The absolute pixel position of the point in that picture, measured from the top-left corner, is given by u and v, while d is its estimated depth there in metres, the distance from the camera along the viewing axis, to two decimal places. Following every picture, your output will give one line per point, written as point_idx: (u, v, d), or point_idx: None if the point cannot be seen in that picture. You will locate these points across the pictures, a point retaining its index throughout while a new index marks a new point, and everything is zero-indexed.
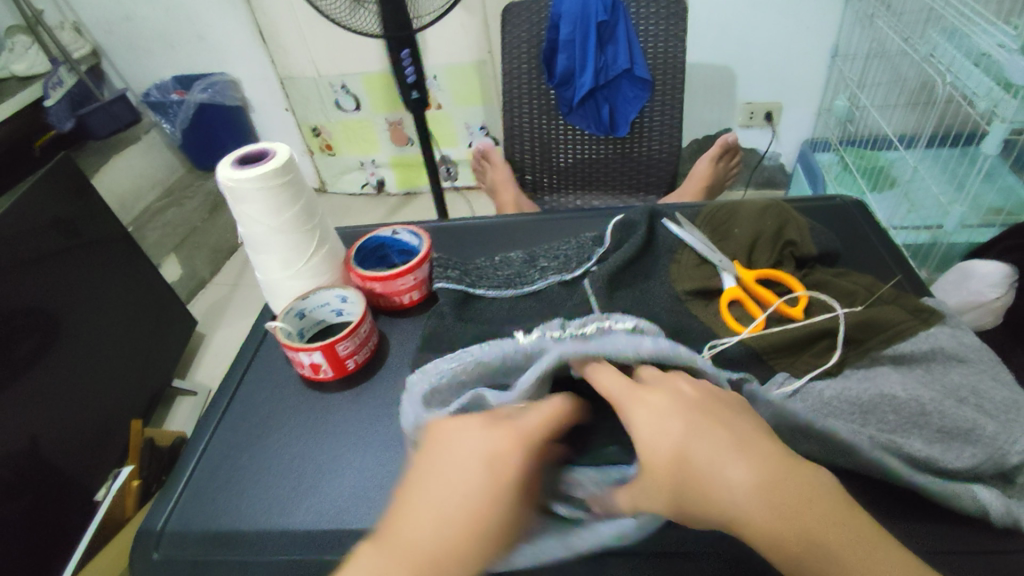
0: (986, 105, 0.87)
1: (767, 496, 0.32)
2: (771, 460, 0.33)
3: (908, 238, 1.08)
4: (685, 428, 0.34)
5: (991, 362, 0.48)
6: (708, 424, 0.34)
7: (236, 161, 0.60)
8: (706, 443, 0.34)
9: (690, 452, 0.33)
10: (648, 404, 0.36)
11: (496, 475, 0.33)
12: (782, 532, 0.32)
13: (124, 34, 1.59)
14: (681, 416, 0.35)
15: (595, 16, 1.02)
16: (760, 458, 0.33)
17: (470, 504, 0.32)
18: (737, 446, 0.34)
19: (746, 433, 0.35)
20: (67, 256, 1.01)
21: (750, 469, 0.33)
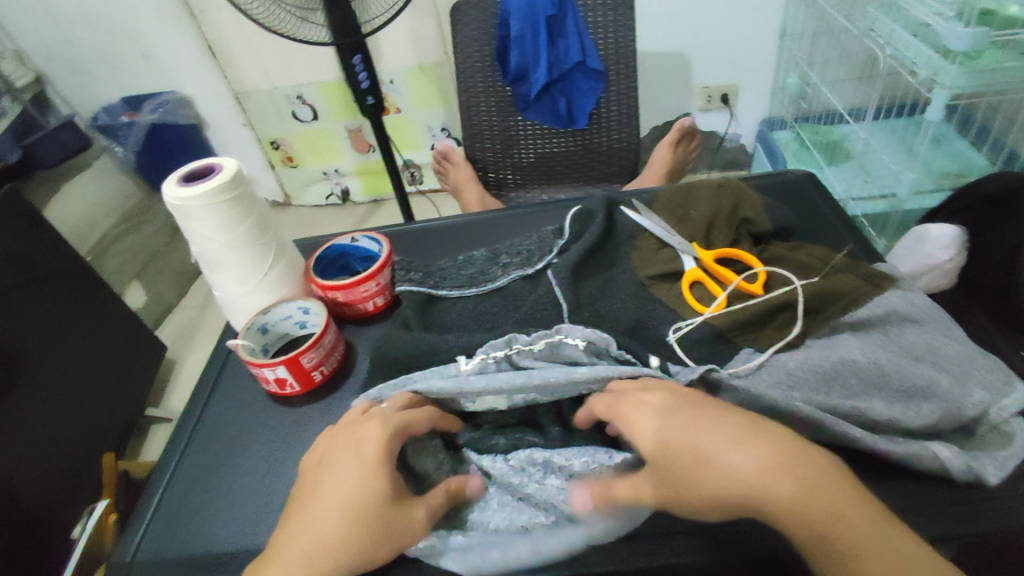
0: (928, 73, 0.90)
1: (779, 470, 0.35)
2: (772, 439, 0.36)
3: (865, 209, 1.12)
4: (684, 419, 0.38)
5: (943, 320, 0.49)
6: (707, 413, 0.38)
7: (182, 180, 0.58)
8: (710, 429, 0.37)
9: (692, 438, 0.37)
10: (647, 405, 0.40)
11: (361, 458, 0.41)
12: (802, 504, 0.34)
13: (67, 58, 1.54)
14: (681, 410, 0.39)
15: (543, 11, 1.02)
16: (763, 438, 0.36)
17: (341, 484, 0.40)
18: (741, 428, 0.37)
19: (746, 418, 0.38)
20: (25, 290, 0.98)
21: (757, 448, 0.36)
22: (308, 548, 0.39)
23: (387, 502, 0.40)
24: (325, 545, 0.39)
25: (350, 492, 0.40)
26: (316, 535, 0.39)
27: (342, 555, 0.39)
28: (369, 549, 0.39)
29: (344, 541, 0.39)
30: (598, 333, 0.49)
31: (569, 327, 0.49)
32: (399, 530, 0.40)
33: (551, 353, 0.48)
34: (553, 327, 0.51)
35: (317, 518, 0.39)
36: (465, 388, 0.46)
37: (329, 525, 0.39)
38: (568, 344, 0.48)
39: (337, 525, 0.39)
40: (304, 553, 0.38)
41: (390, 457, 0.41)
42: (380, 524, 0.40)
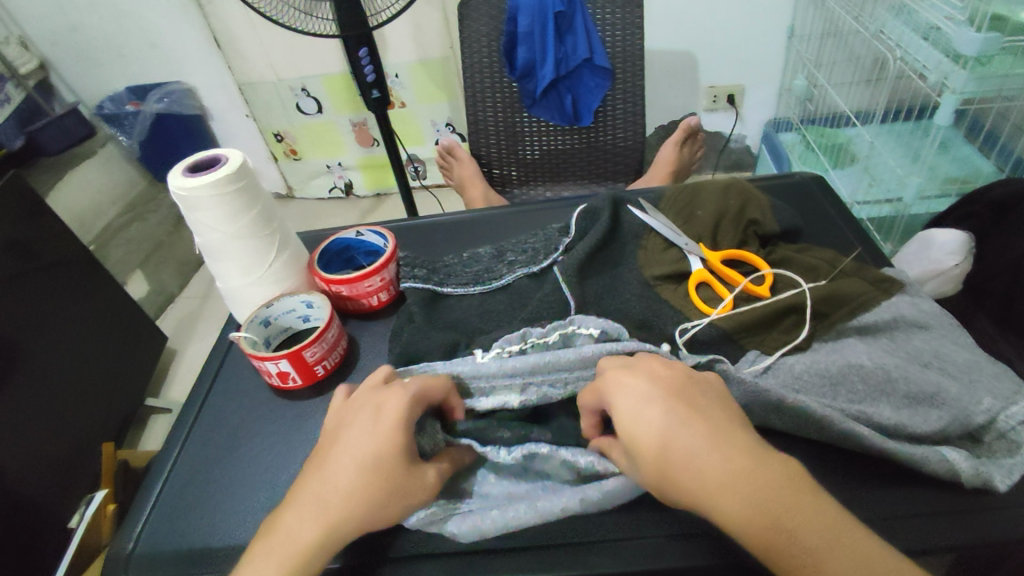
0: (937, 77, 0.90)
1: (732, 479, 0.35)
2: (734, 449, 0.36)
3: (871, 213, 1.12)
4: (657, 413, 0.38)
5: (951, 327, 0.49)
6: (681, 412, 0.38)
7: (187, 170, 0.58)
8: (673, 431, 0.37)
9: (656, 437, 0.37)
10: (628, 390, 0.40)
11: (379, 423, 0.41)
12: (748, 518, 0.34)
13: (72, 45, 1.54)
14: (655, 402, 0.39)
15: (552, 8, 1.01)
16: (727, 447, 0.36)
17: (360, 442, 0.41)
18: (706, 435, 0.37)
19: (720, 423, 0.38)
20: (26, 279, 0.98)
21: (715, 457, 0.36)
22: (325, 506, 0.40)
23: (403, 465, 0.41)
24: (343, 505, 0.39)
25: (366, 455, 0.40)
26: (332, 490, 0.40)
27: (359, 514, 0.39)
28: (385, 510, 0.40)
29: (361, 501, 0.40)
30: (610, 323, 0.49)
31: (583, 319, 0.49)
32: (413, 492, 0.41)
33: (564, 345, 0.49)
34: (567, 317, 0.52)
35: (334, 476, 0.40)
36: (481, 370, 0.47)
37: (345, 483, 0.40)
38: (581, 333, 0.49)
39: (354, 487, 0.40)
40: (322, 511, 0.40)
41: (409, 422, 0.42)
42: (395, 486, 0.40)
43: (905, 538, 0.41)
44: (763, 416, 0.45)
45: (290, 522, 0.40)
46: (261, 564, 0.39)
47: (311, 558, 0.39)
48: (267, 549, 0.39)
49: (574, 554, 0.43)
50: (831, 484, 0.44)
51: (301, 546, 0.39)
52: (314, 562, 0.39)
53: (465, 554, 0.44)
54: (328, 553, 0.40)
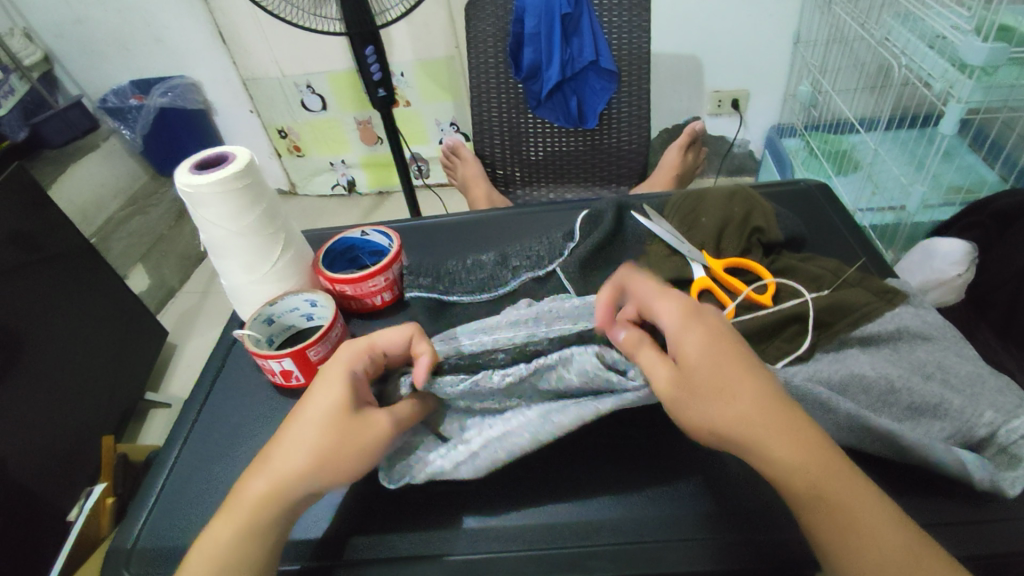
0: (943, 86, 0.90)
1: (774, 407, 0.37)
2: (771, 381, 0.38)
3: (874, 220, 1.10)
4: (704, 339, 0.40)
5: (954, 338, 0.49)
6: (724, 341, 0.40)
7: (193, 167, 0.58)
8: (720, 357, 0.39)
9: (703, 362, 0.39)
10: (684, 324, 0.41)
11: (328, 378, 0.44)
12: (786, 447, 0.36)
13: (77, 38, 1.53)
14: (715, 343, 0.40)
15: (559, 9, 1.02)
16: (765, 379, 0.38)
17: (306, 402, 0.43)
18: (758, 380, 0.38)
19: (755, 356, 0.40)
20: (28, 272, 0.98)
21: (766, 396, 0.37)
22: (278, 461, 0.41)
23: (351, 413, 0.43)
24: (293, 458, 0.41)
25: (311, 412, 0.42)
26: (282, 445, 0.42)
27: (310, 466, 0.41)
28: (338, 456, 0.41)
29: (312, 451, 0.41)
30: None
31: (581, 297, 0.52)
32: (365, 437, 0.42)
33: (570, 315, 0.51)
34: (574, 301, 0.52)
35: (284, 435, 0.42)
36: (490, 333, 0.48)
37: (293, 438, 0.42)
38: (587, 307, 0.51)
39: (303, 440, 0.41)
40: (275, 467, 0.41)
41: (355, 376, 0.45)
42: (344, 431, 0.42)
43: None
44: None
45: (244, 484, 0.41)
46: (217, 529, 0.40)
47: (263, 509, 0.40)
48: (222, 516, 0.40)
49: (575, 559, 0.43)
50: None
51: (255, 506, 0.40)
52: (271, 518, 0.40)
53: (465, 554, 0.44)
54: (281, 509, 0.40)
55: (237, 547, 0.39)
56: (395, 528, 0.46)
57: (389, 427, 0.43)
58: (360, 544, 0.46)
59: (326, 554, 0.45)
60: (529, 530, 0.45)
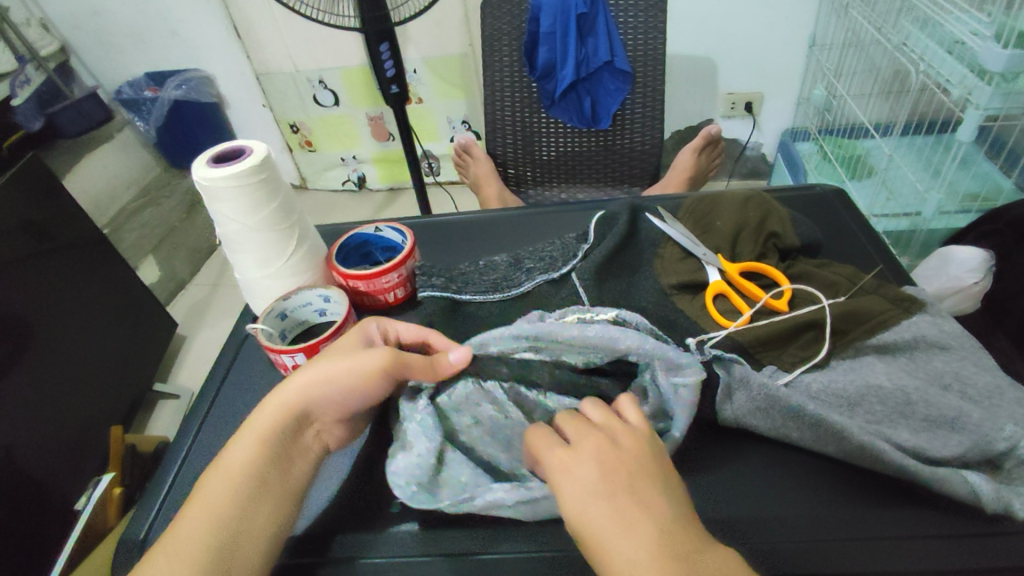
0: (961, 92, 0.89)
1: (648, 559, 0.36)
2: (655, 541, 0.37)
3: (888, 226, 1.11)
4: (574, 495, 0.39)
5: (973, 348, 0.48)
6: (599, 490, 0.39)
7: (210, 160, 0.58)
8: (590, 516, 0.38)
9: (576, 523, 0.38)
10: (572, 474, 0.39)
11: (346, 337, 0.51)
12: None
13: (93, 29, 1.54)
14: (598, 489, 0.39)
15: (575, 9, 1.01)
16: (644, 529, 0.37)
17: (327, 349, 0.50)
18: (637, 522, 0.38)
19: (641, 497, 0.38)
20: (40, 261, 0.98)
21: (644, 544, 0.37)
22: (288, 385, 0.47)
23: (351, 353, 0.47)
24: (301, 381, 0.47)
25: (327, 353, 0.48)
26: (298, 378, 0.47)
27: (316, 385, 0.47)
28: (339, 379, 0.47)
29: (316, 377, 0.47)
30: (629, 313, 0.51)
31: (601, 307, 0.51)
32: (360, 365, 0.46)
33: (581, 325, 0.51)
34: (590, 308, 0.53)
35: (302, 371, 0.48)
36: (489, 340, 0.48)
37: (310, 372, 0.47)
38: (599, 317, 0.50)
39: (311, 368, 0.47)
40: (284, 389, 0.47)
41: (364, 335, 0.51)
42: (343, 362, 0.47)
43: (912, 560, 0.41)
44: (779, 422, 0.46)
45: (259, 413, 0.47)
46: (234, 451, 0.45)
47: (278, 430, 0.46)
48: (241, 432, 0.46)
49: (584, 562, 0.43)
50: (850, 501, 0.45)
51: (266, 419, 0.46)
52: (281, 429, 0.46)
53: (473, 554, 0.44)
54: (290, 423, 0.47)
55: (249, 464, 0.45)
56: (402, 525, 0.46)
57: (383, 358, 0.46)
58: (372, 544, 0.46)
59: (317, 551, 0.46)
60: (538, 529, 0.45)
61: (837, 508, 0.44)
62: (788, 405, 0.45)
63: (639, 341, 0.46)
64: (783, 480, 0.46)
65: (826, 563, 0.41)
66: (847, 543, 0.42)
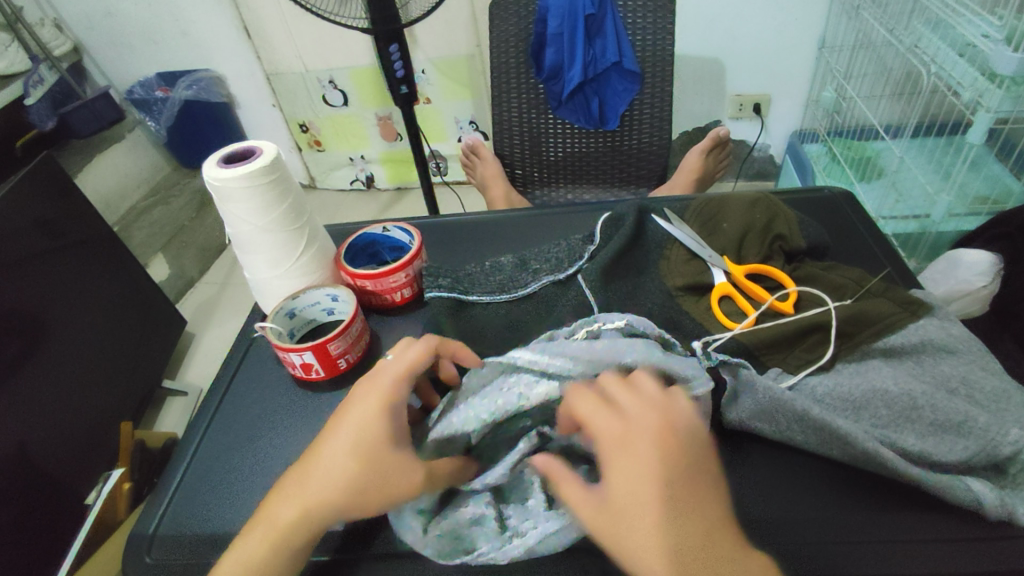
0: (972, 95, 0.89)
1: (672, 555, 0.35)
2: (702, 530, 0.36)
3: (896, 228, 1.10)
4: (628, 473, 0.37)
5: (980, 353, 0.48)
6: (658, 470, 0.36)
7: (221, 161, 0.59)
8: (633, 501, 0.36)
9: (626, 503, 0.36)
10: (628, 451, 0.37)
11: (367, 404, 0.43)
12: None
13: (106, 30, 1.56)
14: (656, 471, 0.36)
15: (582, 10, 1.01)
16: (694, 518, 0.36)
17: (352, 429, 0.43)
18: (685, 510, 0.36)
19: (693, 486, 0.37)
20: (53, 259, 1.00)
21: (689, 532, 0.36)
22: (306, 476, 0.42)
23: (385, 447, 0.42)
24: (324, 485, 0.42)
25: (355, 439, 0.42)
26: (319, 478, 0.42)
27: (340, 490, 0.41)
28: (371, 493, 0.41)
29: (339, 479, 0.41)
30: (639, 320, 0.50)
31: (607, 316, 0.50)
32: (392, 482, 0.41)
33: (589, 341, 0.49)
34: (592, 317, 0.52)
35: (327, 467, 0.42)
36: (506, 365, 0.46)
37: (335, 473, 0.42)
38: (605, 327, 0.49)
39: (336, 463, 0.42)
40: (300, 482, 0.42)
41: (397, 403, 0.44)
42: (378, 468, 0.41)
43: (918, 566, 0.41)
44: (783, 424, 0.46)
45: (277, 505, 0.42)
46: (248, 541, 0.42)
47: (293, 535, 0.41)
48: (255, 522, 0.43)
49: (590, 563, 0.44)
50: (859, 505, 0.44)
51: (284, 520, 0.41)
52: (294, 535, 0.41)
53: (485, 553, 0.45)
54: (307, 530, 0.42)
55: (259, 559, 0.41)
56: None
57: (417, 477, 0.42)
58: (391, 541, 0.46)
59: (353, 546, 0.47)
60: None
61: (845, 512, 0.44)
62: (792, 408, 0.45)
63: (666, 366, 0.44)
64: (789, 485, 0.46)
65: (833, 568, 0.41)
66: (854, 547, 0.42)
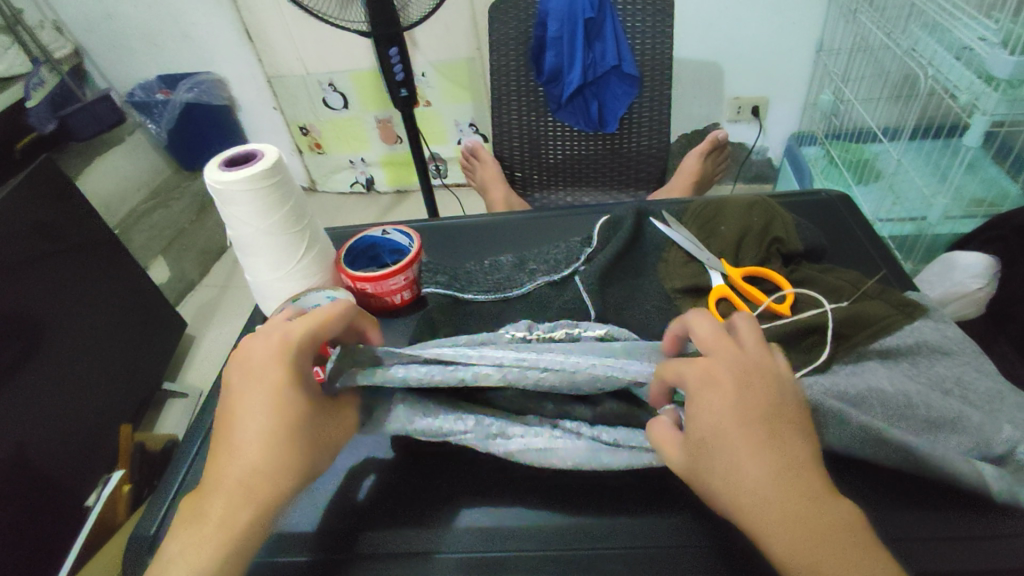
0: (969, 98, 0.89)
1: (750, 490, 0.35)
2: (783, 472, 0.35)
3: (892, 230, 1.10)
4: (709, 414, 0.36)
5: (974, 354, 0.49)
6: (736, 411, 0.36)
7: (224, 164, 0.59)
8: (729, 441, 0.36)
9: (703, 440, 0.36)
10: (712, 396, 0.37)
11: (276, 370, 0.41)
12: (790, 540, 0.34)
13: (107, 33, 1.57)
14: (738, 414, 0.36)
15: (582, 14, 1.01)
16: (772, 457, 0.36)
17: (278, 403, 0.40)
18: (763, 449, 0.36)
19: (773, 431, 0.36)
20: (54, 261, 1.00)
21: (762, 470, 0.35)
22: (238, 470, 0.39)
23: (312, 414, 0.41)
24: (260, 467, 0.38)
25: (274, 408, 0.40)
26: (254, 460, 0.39)
27: (283, 477, 0.39)
28: (316, 460, 0.41)
29: (274, 464, 0.39)
30: (616, 329, 0.52)
31: (589, 324, 0.52)
32: (329, 436, 0.42)
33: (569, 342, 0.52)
34: (575, 322, 0.54)
35: (254, 447, 0.39)
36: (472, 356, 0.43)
37: (268, 449, 0.39)
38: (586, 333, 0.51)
39: (265, 440, 0.39)
40: (233, 481, 0.38)
41: (307, 362, 0.42)
42: (312, 429, 0.41)
43: (917, 562, 0.41)
44: None
45: (210, 507, 0.38)
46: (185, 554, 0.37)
47: (238, 533, 0.38)
48: (188, 534, 0.38)
49: (587, 561, 0.41)
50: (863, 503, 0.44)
51: (231, 519, 0.38)
52: (246, 538, 0.38)
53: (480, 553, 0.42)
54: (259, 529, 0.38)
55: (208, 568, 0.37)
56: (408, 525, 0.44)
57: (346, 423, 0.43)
58: (379, 541, 0.43)
59: (341, 546, 0.44)
60: (545, 531, 0.43)
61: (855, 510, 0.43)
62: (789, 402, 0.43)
63: (615, 367, 0.42)
64: None
65: None
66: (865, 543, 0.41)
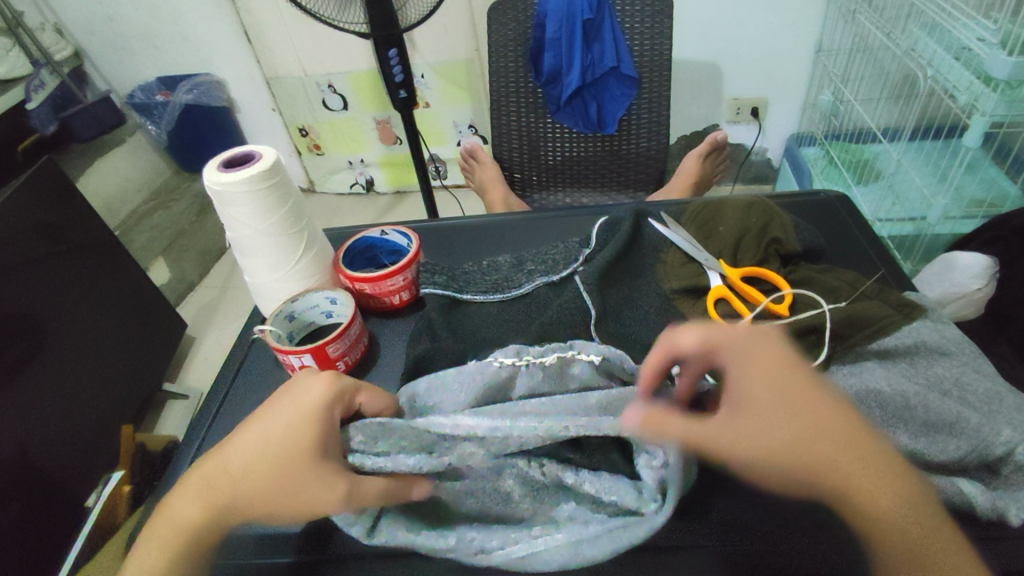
0: (968, 99, 0.89)
1: (828, 438, 0.36)
2: (845, 418, 0.37)
3: (892, 230, 1.10)
4: (761, 369, 0.39)
5: (972, 355, 0.49)
6: (782, 365, 0.39)
7: (222, 165, 0.59)
8: (782, 389, 0.37)
9: (767, 395, 0.37)
10: (755, 356, 0.40)
11: (298, 412, 0.39)
12: (874, 478, 0.35)
13: (108, 36, 1.57)
14: (782, 369, 0.39)
15: (580, 15, 1.01)
16: (829, 407, 0.38)
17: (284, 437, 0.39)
18: (817, 398, 0.38)
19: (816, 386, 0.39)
20: (54, 262, 1.01)
21: (827, 414, 0.37)
22: (213, 473, 0.39)
23: (305, 470, 0.37)
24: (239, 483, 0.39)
25: (275, 440, 0.39)
26: (239, 476, 0.39)
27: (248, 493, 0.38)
28: (274, 499, 0.38)
29: (257, 485, 0.38)
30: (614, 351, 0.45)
31: (584, 343, 0.44)
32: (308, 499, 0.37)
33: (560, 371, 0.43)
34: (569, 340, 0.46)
35: (242, 464, 0.39)
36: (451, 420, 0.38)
37: (252, 472, 0.39)
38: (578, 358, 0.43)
39: (252, 462, 0.39)
40: (208, 477, 0.40)
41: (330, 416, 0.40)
42: (295, 482, 0.37)
43: None
44: None
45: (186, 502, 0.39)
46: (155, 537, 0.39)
47: (195, 532, 0.39)
48: (161, 521, 0.40)
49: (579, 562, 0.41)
50: None
51: (189, 514, 0.39)
52: (193, 538, 0.39)
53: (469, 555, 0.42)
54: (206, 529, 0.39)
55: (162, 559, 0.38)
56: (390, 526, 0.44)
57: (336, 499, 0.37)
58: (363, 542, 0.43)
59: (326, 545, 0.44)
60: None
61: None
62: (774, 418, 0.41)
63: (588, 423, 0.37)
64: None
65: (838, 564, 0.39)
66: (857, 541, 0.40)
